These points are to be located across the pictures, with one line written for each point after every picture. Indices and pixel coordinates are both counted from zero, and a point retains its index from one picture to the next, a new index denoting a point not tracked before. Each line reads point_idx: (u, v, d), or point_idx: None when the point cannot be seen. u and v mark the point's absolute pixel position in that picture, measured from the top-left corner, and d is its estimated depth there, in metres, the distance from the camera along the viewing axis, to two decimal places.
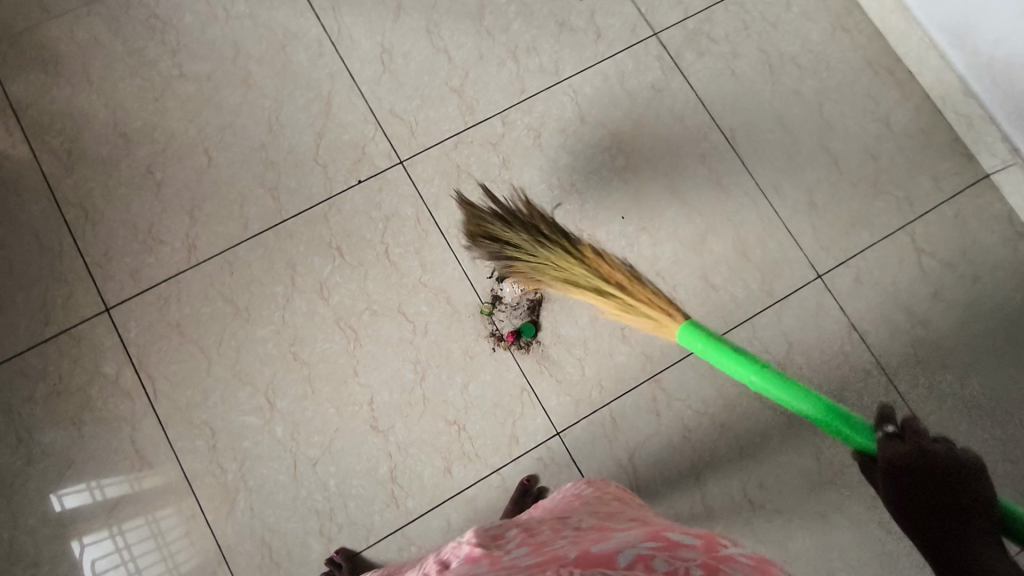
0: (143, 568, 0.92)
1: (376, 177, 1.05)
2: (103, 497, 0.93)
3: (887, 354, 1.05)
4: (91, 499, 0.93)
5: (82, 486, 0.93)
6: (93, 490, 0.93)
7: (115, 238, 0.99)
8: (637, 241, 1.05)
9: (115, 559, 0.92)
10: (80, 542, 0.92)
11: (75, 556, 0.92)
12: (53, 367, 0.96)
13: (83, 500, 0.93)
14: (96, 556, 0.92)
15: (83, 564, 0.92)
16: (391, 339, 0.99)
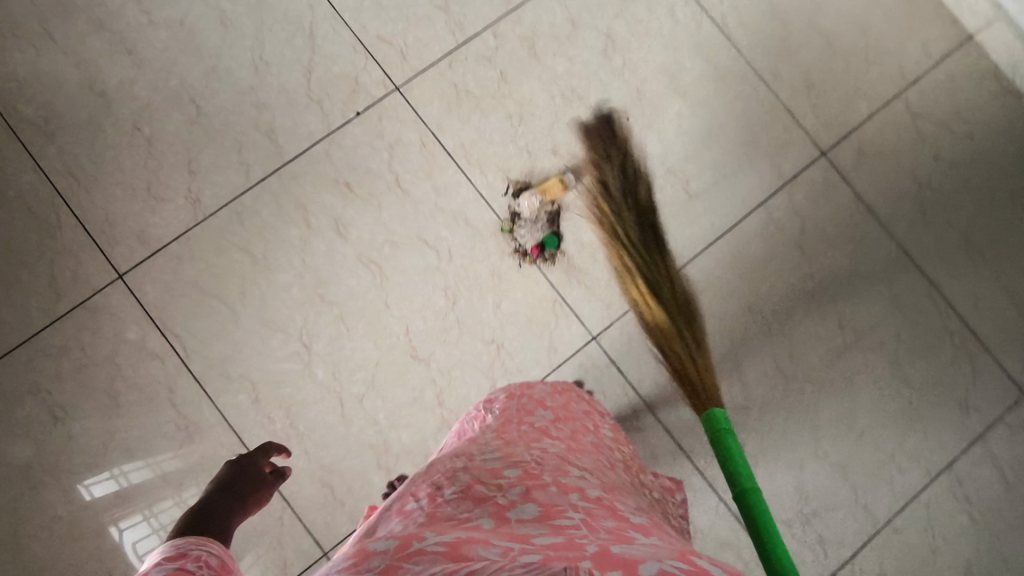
0: None
1: (374, 107, 1.01)
2: (130, 481, 0.92)
3: (895, 220, 1.08)
4: (118, 486, 0.91)
5: (107, 475, 0.91)
6: (119, 476, 0.92)
7: (113, 201, 0.96)
8: (645, 141, 1.05)
9: (155, 539, 0.91)
10: (118, 529, 0.91)
11: (116, 542, 0.90)
12: (74, 342, 0.93)
13: (111, 488, 0.91)
14: (136, 539, 0.90)
15: (125, 550, 0.90)
16: (417, 268, 0.99)
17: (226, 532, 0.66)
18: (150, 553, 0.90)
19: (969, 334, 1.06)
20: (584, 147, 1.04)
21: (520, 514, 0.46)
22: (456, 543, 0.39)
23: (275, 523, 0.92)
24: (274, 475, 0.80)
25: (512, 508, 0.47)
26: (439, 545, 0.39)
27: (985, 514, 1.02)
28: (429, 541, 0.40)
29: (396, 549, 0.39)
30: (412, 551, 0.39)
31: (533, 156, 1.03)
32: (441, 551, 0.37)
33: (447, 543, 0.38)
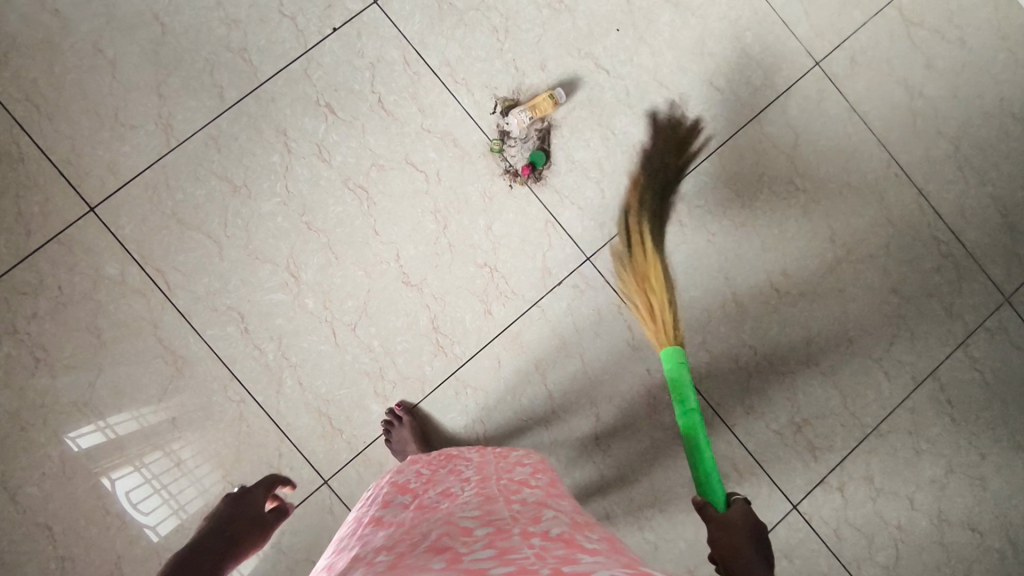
0: (180, 490, 0.90)
1: (351, 22, 0.96)
2: (115, 433, 0.89)
3: (886, 131, 1.07)
4: (105, 438, 0.89)
5: (93, 426, 0.89)
6: (104, 429, 0.89)
7: (78, 129, 0.90)
8: (637, 53, 1.01)
9: (147, 489, 0.89)
10: (109, 480, 0.89)
11: (107, 490, 0.88)
12: (49, 280, 0.88)
13: (97, 441, 0.89)
14: (127, 488, 0.89)
15: (119, 499, 0.88)
16: (405, 192, 0.96)
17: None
18: (143, 502, 0.89)
19: (957, 243, 1.07)
20: (572, 62, 1.00)
21: None
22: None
23: (273, 454, 0.91)
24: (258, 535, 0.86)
25: (472, 554, 0.47)
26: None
27: (969, 416, 1.05)
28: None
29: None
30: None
31: (521, 72, 0.99)
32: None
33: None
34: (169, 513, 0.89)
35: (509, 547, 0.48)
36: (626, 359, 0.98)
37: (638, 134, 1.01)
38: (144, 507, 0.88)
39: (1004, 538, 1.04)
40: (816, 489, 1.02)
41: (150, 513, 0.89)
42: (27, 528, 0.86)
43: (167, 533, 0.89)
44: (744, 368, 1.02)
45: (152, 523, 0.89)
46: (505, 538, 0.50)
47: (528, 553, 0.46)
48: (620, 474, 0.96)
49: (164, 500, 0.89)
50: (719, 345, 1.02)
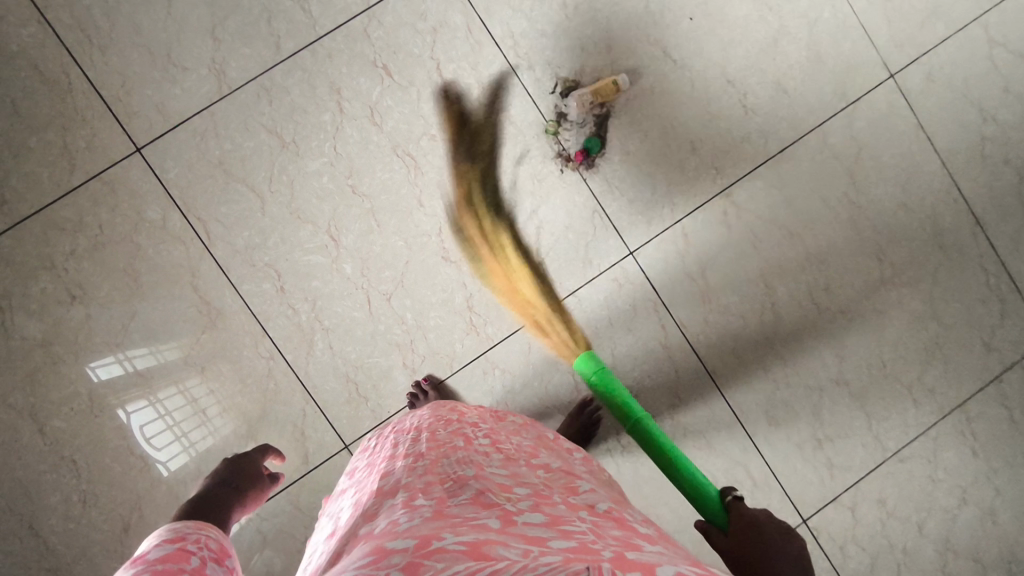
0: (191, 431, 0.90)
1: None
2: (133, 366, 0.89)
3: (951, 154, 1.03)
4: (123, 370, 0.89)
5: (112, 357, 0.89)
6: (123, 361, 0.89)
7: (129, 64, 0.88)
8: (706, 45, 0.98)
9: (161, 424, 0.90)
10: (124, 412, 0.89)
11: (123, 424, 0.89)
12: (90, 217, 0.87)
13: (115, 372, 0.89)
14: (140, 422, 0.89)
15: (131, 431, 0.89)
16: (454, 166, 0.93)
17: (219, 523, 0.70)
18: (156, 437, 0.90)
19: (1006, 276, 1.04)
20: (640, 47, 0.96)
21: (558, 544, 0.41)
22: (475, 543, 0.39)
23: (298, 414, 0.91)
24: (269, 476, 0.86)
25: (524, 517, 0.46)
26: (459, 545, 0.38)
27: (991, 451, 1.04)
28: (450, 540, 0.39)
29: (416, 547, 0.39)
30: (433, 549, 0.38)
31: (586, 53, 0.95)
32: (464, 551, 0.37)
33: (469, 542, 0.38)
34: (179, 450, 0.90)
35: (560, 515, 0.48)
36: (655, 358, 0.98)
37: (697, 130, 0.98)
38: (156, 442, 0.89)
39: (1007, 575, 1.03)
40: (827, 506, 1.02)
41: (161, 449, 0.90)
42: (52, 460, 0.88)
43: (175, 469, 0.90)
44: (773, 380, 1.01)
45: (162, 458, 0.90)
46: (550, 505, 0.50)
47: (582, 526, 0.47)
48: (636, 473, 0.96)
49: (176, 438, 0.90)
50: (752, 355, 1.01)
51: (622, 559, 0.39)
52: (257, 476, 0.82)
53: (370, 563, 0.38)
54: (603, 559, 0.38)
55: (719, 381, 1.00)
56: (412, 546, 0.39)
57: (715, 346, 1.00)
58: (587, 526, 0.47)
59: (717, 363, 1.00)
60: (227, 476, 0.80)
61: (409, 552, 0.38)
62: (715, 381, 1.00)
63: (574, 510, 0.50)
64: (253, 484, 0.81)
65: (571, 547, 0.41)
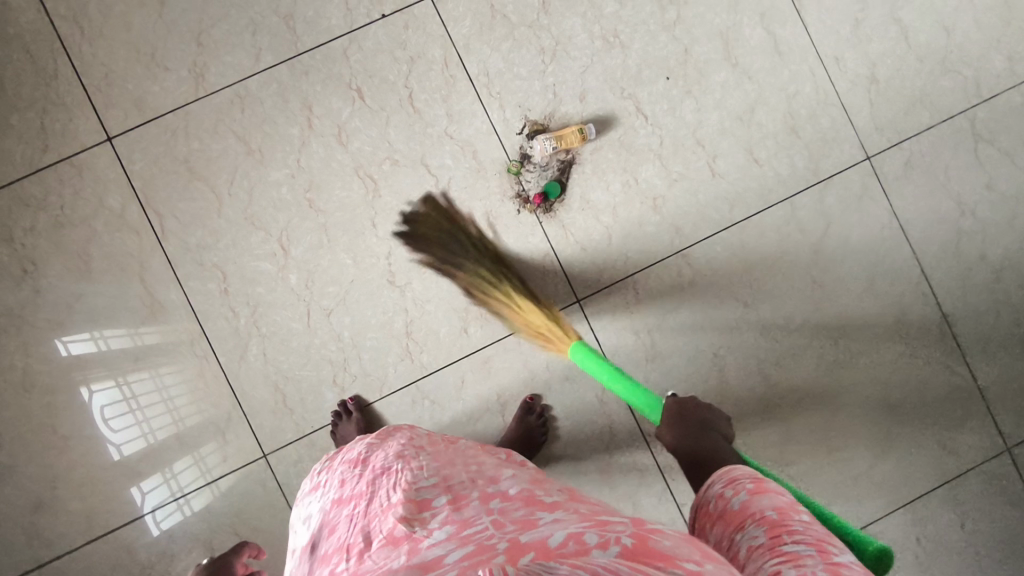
0: (152, 419, 0.91)
1: (401, 13, 0.95)
2: (106, 347, 0.91)
3: (924, 244, 1.01)
4: (95, 349, 0.91)
5: (85, 335, 0.91)
6: (96, 340, 0.91)
7: (114, 58, 0.92)
8: (680, 106, 0.98)
9: (122, 407, 0.91)
10: (89, 389, 0.91)
11: (55, 402, 0.91)
12: (54, 198, 0.91)
13: (87, 350, 0.91)
14: (103, 403, 0.91)
15: (93, 409, 0.91)
16: (412, 193, 0.94)
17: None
18: (116, 418, 0.91)
19: (970, 377, 1.00)
20: (613, 100, 0.97)
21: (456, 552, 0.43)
22: None
23: (223, 417, 0.92)
24: (250, 575, 0.77)
25: (428, 532, 0.47)
26: None
27: (935, 560, 0.99)
28: None
29: None
30: None
31: (558, 99, 0.96)
32: None
33: None
34: (135, 436, 0.91)
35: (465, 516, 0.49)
36: (589, 410, 0.96)
37: (661, 188, 0.97)
38: (115, 424, 0.91)
39: None
40: None
41: (118, 431, 0.91)
42: None
43: (127, 454, 0.91)
44: None
45: (118, 442, 0.91)
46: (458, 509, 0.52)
47: (485, 520, 0.48)
48: None
49: (135, 423, 0.91)
50: None
51: (515, 546, 0.41)
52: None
53: None
54: (497, 555, 0.40)
55: (654, 445, 0.96)
56: None
57: None
58: (492, 520, 0.48)
59: (654, 426, 0.96)
60: (210, 575, 0.74)
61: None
62: (650, 444, 0.96)
63: (482, 507, 0.51)
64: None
65: (468, 550, 0.43)
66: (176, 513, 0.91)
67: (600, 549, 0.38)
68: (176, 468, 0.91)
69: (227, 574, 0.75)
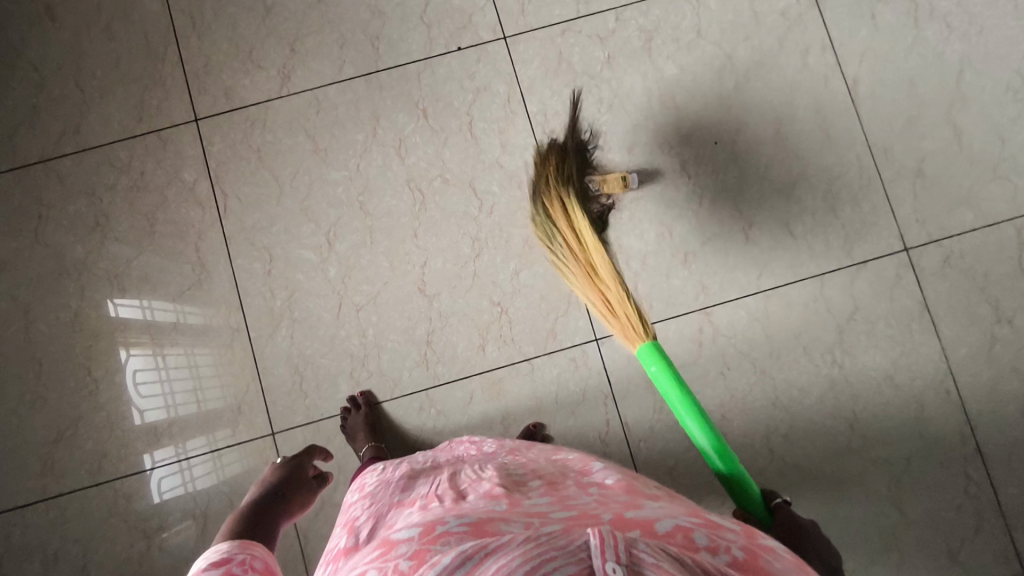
0: (178, 392, 0.97)
1: (476, 48, 1.03)
2: (150, 317, 0.98)
3: (954, 344, 0.99)
4: (141, 317, 0.98)
5: (134, 302, 0.98)
6: (144, 309, 0.98)
7: (217, 51, 1.03)
8: (724, 171, 1.02)
9: (153, 376, 0.97)
10: (127, 353, 0.97)
11: (94, 346, 0.97)
12: (137, 164, 1.00)
13: (133, 316, 0.98)
14: (137, 368, 0.97)
15: (126, 373, 0.97)
16: (456, 211, 1.00)
17: (272, 533, 0.72)
18: (146, 385, 0.97)
19: (988, 489, 0.97)
20: (660, 155, 1.01)
21: (559, 513, 0.45)
22: (478, 523, 0.43)
23: (243, 390, 0.97)
24: (317, 479, 0.87)
25: (531, 497, 0.50)
26: (462, 527, 0.43)
27: None
28: (453, 524, 0.44)
29: (422, 533, 0.43)
30: (438, 534, 0.42)
31: (607, 147, 1.02)
32: (466, 532, 0.42)
33: (471, 525, 0.43)
34: (159, 405, 0.96)
35: (566, 494, 0.52)
36: (589, 449, 0.96)
37: (694, 245, 1.00)
38: (143, 391, 0.97)
39: None
40: None
41: (144, 397, 0.97)
42: (25, 356, 0.97)
43: (148, 421, 0.96)
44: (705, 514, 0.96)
45: (141, 407, 0.96)
46: (559, 488, 0.54)
47: (586, 499, 0.50)
48: None
49: (161, 393, 0.97)
50: (690, 481, 0.95)
51: (620, 518, 0.43)
52: (306, 481, 0.84)
53: (381, 555, 0.43)
54: (602, 520, 0.42)
55: None
56: (419, 533, 0.44)
57: (655, 459, 0.96)
58: (594, 499, 0.50)
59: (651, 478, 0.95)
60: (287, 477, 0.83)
61: (415, 541, 0.42)
62: None
63: (583, 490, 0.53)
64: (309, 484, 0.85)
65: (572, 513, 0.45)
66: (179, 487, 0.95)
67: (709, 547, 0.38)
68: (188, 445, 0.96)
69: (301, 475, 0.85)
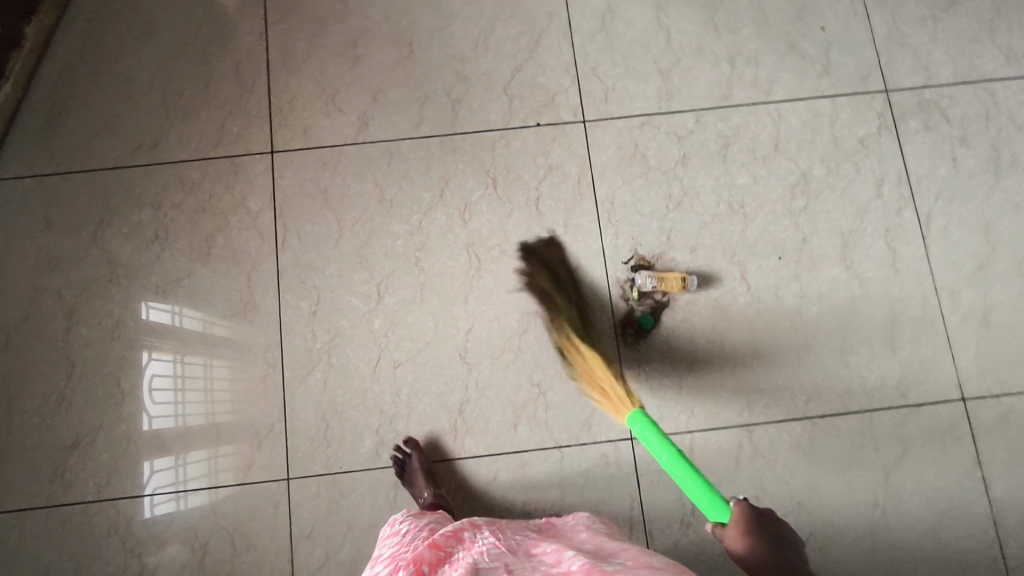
0: (190, 404, 0.95)
1: (554, 127, 1.04)
2: (178, 324, 0.97)
3: (1006, 508, 0.94)
4: (170, 322, 0.97)
5: (165, 307, 0.98)
6: (174, 315, 0.98)
7: (302, 90, 1.05)
8: (785, 287, 1.00)
9: (169, 383, 0.96)
10: (149, 356, 0.97)
11: (127, 358, 0.97)
12: (206, 186, 1.02)
13: (162, 320, 0.98)
14: (154, 373, 0.96)
15: (144, 376, 0.96)
16: (510, 283, 0.99)
17: None
18: (160, 391, 0.95)
19: None
20: (721, 261, 1.00)
21: None
22: None
23: (265, 427, 0.94)
24: None
25: None
26: None
27: None
28: None
29: None
30: None
31: (670, 244, 1.01)
32: None
33: None
34: (169, 415, 0.95)
35: None
36: None
37: (745, 357, 0.98)
38: (156, 397, 0.95)
39: None
40: None
41: (156, 404, 0.95)
42: (59, 356, 0.96)
43: (154, 428, 0.94)
44: None
45: (152, 414, 0.95)
46: None
47: None
48: None
49: (173, 401, 0.95)
50: None
51: None
52: None
53: None
54: None
55: None
56: None
57: None
58: None
59: None
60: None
61: None
62: None
63: None
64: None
65: None
66: (170, 502, 0.92)
67: None
68: (189, 458, 0.94)
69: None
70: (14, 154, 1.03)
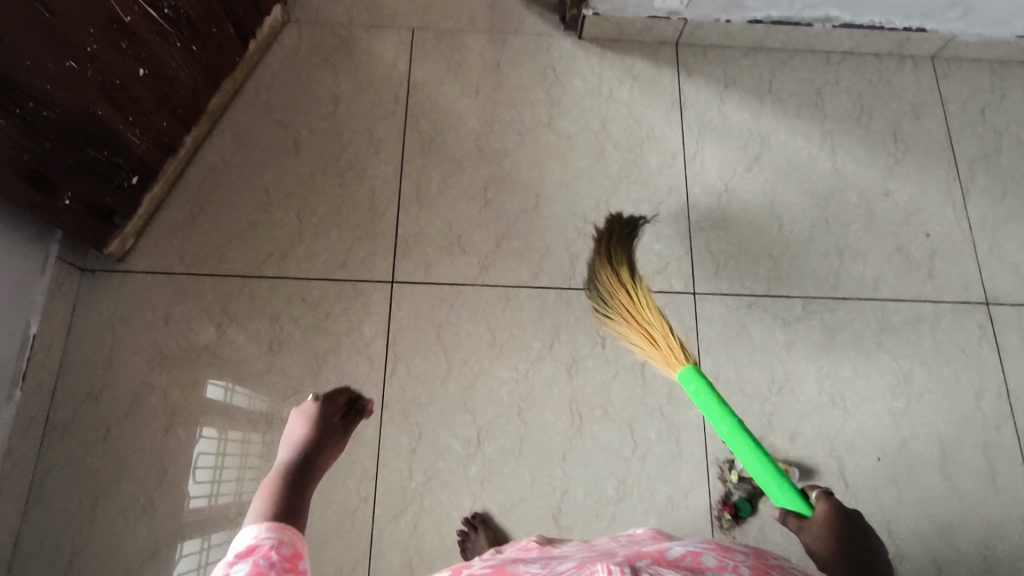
0: (228, 485, 0.95)
1: (665, 295, 1.08)
2: (230, 401, 0.99)
3: None
4: (222, 397, 0.99)
5: (221, 383, 1.00)
6: (227, 391, 1.00)
7: (429, 225, 1.10)
8: (883, 490, 0.99)
9: (211, 461, 0.96)
10: (198, 434, 0.97)
11: (220, 468, 0.96)
12: (325, 305, 1.05)
13: (216, 396, 0.99)
14: (200, 451, 0.96)
15: (190, 452, 0.96)
16: (609, 446, 0.99)
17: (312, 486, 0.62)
18: (202, 469, 0.96)
19: None
20: (820, 454, 1.00)
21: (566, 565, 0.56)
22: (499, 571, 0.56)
23: (347, 564, 0.92)
24: None
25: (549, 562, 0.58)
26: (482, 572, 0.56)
27: None
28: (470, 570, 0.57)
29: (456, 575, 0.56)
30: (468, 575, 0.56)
31: (770, 428, 1.01)
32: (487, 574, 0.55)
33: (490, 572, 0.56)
34: (205, 493, 0.94)
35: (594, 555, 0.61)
36: None
37: None
38: (198, 474, 0.95)
39: None
40: None
41: (196, 482, 0.95)
42: (153, 457, 0.96)
43: (190, 506, 0.94)
44: None
45: (192, 492, 0.95)
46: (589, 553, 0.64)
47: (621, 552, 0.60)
48: None
49: (210, 479, 0.95)
50: None
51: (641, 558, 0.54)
52: None
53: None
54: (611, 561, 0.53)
55: None
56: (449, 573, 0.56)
57: None
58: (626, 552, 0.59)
59: None
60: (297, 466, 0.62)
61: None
62: None
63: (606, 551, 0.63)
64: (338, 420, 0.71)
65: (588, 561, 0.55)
66: None
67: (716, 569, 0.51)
68: (213, 540, 0.93)
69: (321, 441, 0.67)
70: (145, 250, 1.06)
